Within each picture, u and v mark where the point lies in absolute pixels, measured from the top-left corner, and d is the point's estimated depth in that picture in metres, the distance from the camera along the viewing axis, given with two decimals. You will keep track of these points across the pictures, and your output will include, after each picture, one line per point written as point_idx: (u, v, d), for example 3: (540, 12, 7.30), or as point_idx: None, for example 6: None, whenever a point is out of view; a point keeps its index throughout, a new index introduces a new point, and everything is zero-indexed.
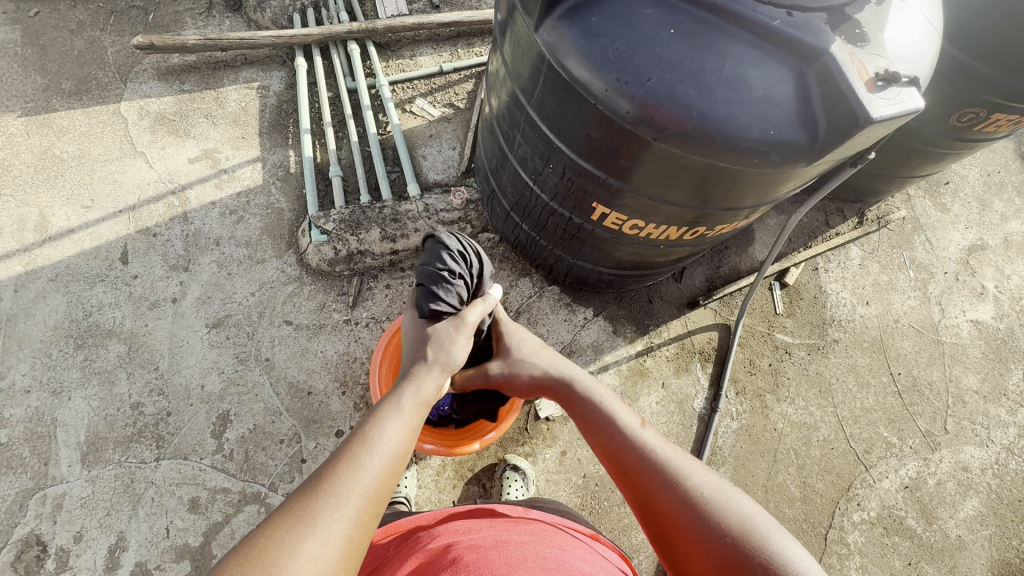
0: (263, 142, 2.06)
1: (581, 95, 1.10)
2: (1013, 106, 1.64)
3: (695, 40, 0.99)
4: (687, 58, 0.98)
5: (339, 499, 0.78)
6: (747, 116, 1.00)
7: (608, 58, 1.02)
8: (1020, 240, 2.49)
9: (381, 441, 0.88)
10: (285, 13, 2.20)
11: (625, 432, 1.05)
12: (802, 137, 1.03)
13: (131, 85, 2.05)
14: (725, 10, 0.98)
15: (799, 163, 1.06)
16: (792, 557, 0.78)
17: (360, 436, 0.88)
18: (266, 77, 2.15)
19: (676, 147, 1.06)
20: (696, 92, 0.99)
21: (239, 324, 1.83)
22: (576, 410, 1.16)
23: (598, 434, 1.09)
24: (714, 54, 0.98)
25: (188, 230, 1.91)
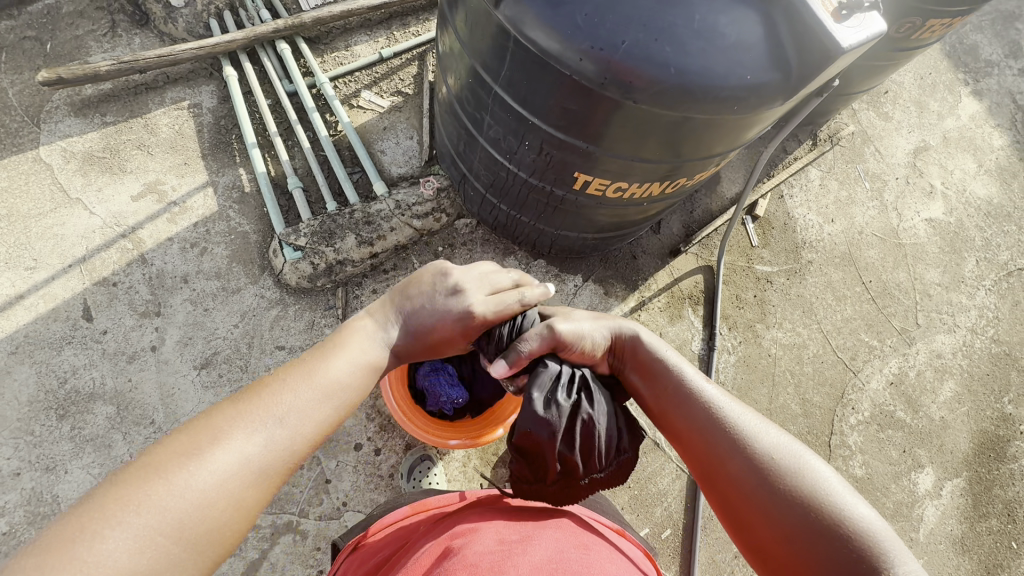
0: (209, 165, 1.93)
1: (553, 68, 1.07)
2: (946, 10, 1.70)
3: None
4: (657, 15, 0.97)
5: (225, 448, 0.72)
6: (723, 64, 1.00)
7: (578, 27, 0.99)
8: (956, 136, 2.65)
9: (286, 404, 0.81)
10: (200, 21, 2.02)
11: (689, 387, 1.00)
12: (776, 78, 1.04)
13: (47, 127, 1.86)
14: None
15: (776, 103, 1.08)
16: (867, 528, 0.75)
17: (254, 392, 0.81)
18: (195, 94, 1.99)
19: (654, 109, 1.06)
20: (671, 48, 0.98)
21: (229, 359, 1.76)
22: (632, 365, 1.10)
23: (660, 388, 1.03)
24: (683, 6, 0.97)
25: (150, 272, 1.79)
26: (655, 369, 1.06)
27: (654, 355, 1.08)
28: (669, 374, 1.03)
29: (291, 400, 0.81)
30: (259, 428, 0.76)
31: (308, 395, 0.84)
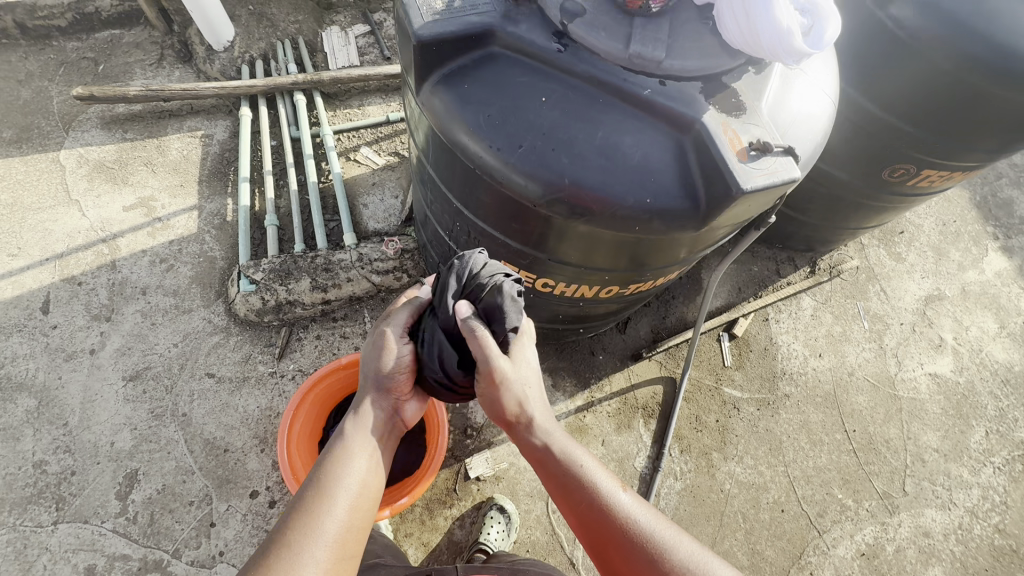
0: (201, 190, 2.05)
1: (461, 158, 1.05)
2: (942, 163, 1.63)
3: (568, 109, 0.96)
4: (560, 126, 0.96)
5: (327, 523, 0.87)
6: (622, 184, 0.96)
7: (484, 125, 0.98)
8: (977, 291, 2.46)
9: (344, 479, 0.93)
10: (234, 65, 2.22)
11: (603, 499, 1.00)
12: (683, 206, 0.99)
13: (73, 134, 2.07)
14: (597, 80, 0.96)
15: (685, 230, 1.02)
16: None
17: (319, 484, 0.92)
18: (211, 126, 2.17)
19: (552, 214, 1.02)
20: (568, 159, 0.96)
21: (158, 376, 1.78)
22: (543, 469, 1.06)
23: (575, 497, 1.02)
24: (587, 122, 0.96)
25: (115, 278, 1.88)
26: (562, 479, 1.03)
27: (564, 460, 1.03)
28: (564, 467, 1.03)
29: (350, 470, 0.95)
30: (330, 503, 0.90)
31: (364, 451, 0.99)
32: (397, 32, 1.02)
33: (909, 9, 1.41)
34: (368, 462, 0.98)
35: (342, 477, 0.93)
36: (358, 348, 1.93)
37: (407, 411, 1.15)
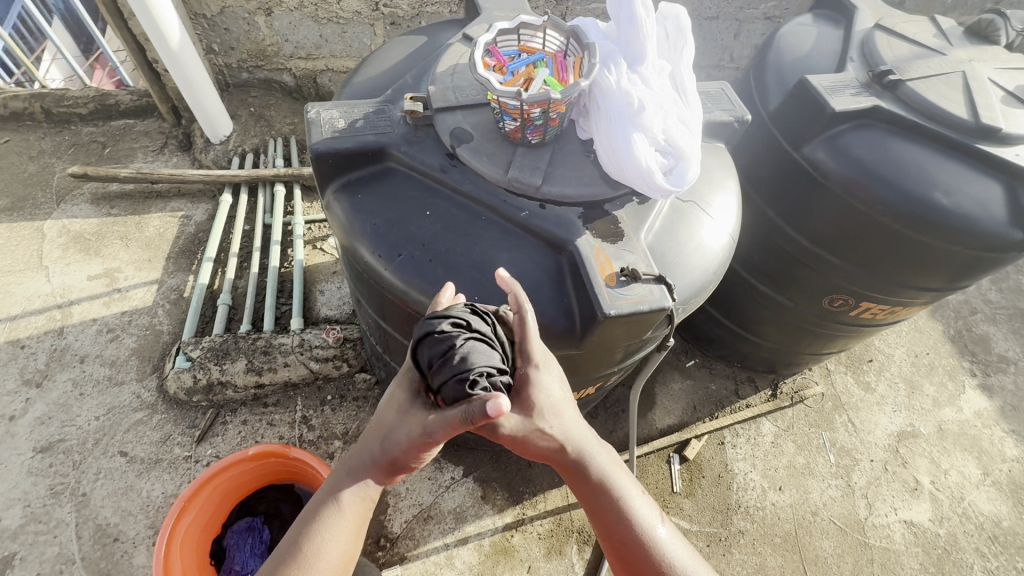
0: (167, 266, 2.14)
1: (353, 261, 1.08)
2: (877, 297, 1.64)
3: (450, 225, 1.01)
4: (439, 240, 1.00)
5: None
6: (494, 298, 0.97)
7: (370, 231, 1.02)
8: (954, 430, 2.31)
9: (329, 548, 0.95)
10: (226, 156, 2.42)
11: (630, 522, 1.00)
12: (559, 325, 0.98)
13: (63, 207, 2.22)
14: (479, 199, 1.01)
15: (563, 349, 1.01)
16: None
17: (311, 543, 0.95)
18: (192, 208, 2.31)
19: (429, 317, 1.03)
20: (443, 271, 0.98)
21: (69, 450, 1.72)
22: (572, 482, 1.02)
23: (600, 516, 1.01)
24: (466, 238, 1.00)
25: (58, 344, 1.90)
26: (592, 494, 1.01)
27: (596, 475, 1.01)
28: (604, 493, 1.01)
29: (335, 535, 0.97)
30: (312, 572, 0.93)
31: (345, 525, 0.98)
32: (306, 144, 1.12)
33: (824, 152, 1.47)
34: (356, 526, 0.99)
35: (326, 545, 0.96)
36: (282, 438, 1.86)
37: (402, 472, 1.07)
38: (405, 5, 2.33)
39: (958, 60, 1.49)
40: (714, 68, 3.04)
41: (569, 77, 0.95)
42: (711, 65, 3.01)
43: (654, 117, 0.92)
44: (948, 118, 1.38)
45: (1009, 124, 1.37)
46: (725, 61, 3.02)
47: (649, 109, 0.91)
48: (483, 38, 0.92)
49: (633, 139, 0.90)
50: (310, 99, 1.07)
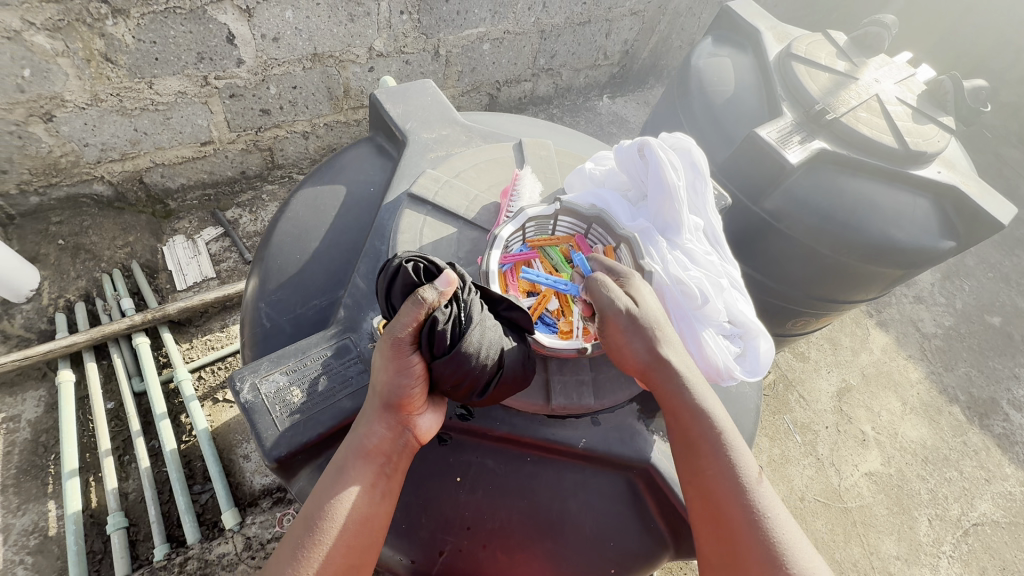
0: (5, 501, 1.54)
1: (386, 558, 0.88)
2: (832, 313, 1.73)
3: (503, 486, 0.93)
4: (501, 506, 0.92)
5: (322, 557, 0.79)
6: (577, 550, 0.92)
7: (348, 498, 0.82)
8: (875, 372, 2.62)
9: (333, 513, 0.81)
10: (43, 315, 1.78)
11: (739, 478, 0.88)
12: (640, 553, 0.96)
13: None
14: (532, 446, 0.94)
15: (645, 567, 0.97)
16: None
17: (320, 505, 0.82)
18: (15, 402, 1.68)
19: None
20: None
21: None
22: (680, 418, 0.90)
23: (705, 461, 0.89)
24: (529, 491, 0.93)
25: None
26: (702, 429, 0.90)
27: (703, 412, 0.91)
28: (703, 420, 0.90)
29: (344, 498, 0.82)
30: (325, 541, 0.80)
31: (354, 488, 0.83)
32: (246, 415, 0.85)
33: (784, 205, 1.43)
34: (372, 493, 0.84)
35: (334, 509, 0.81)
36: None
37: (420, 426, 0.87)
38: (244, 73, 1.85)
39: (866, 82, 1.52)
40: (591, 69, 2.92)
41: None
42: (589, 67, 2.88)
43: (719, 304, 0.94)
44: (884, 150, 1.40)
45: (930, 145, 1.43)
46: (601, 59, 2.90)
47: (711, 298, 0.92)
48: (495, 256, 0.90)
49: (706, 336, 0.94)
50: (236, 370, 0.87)
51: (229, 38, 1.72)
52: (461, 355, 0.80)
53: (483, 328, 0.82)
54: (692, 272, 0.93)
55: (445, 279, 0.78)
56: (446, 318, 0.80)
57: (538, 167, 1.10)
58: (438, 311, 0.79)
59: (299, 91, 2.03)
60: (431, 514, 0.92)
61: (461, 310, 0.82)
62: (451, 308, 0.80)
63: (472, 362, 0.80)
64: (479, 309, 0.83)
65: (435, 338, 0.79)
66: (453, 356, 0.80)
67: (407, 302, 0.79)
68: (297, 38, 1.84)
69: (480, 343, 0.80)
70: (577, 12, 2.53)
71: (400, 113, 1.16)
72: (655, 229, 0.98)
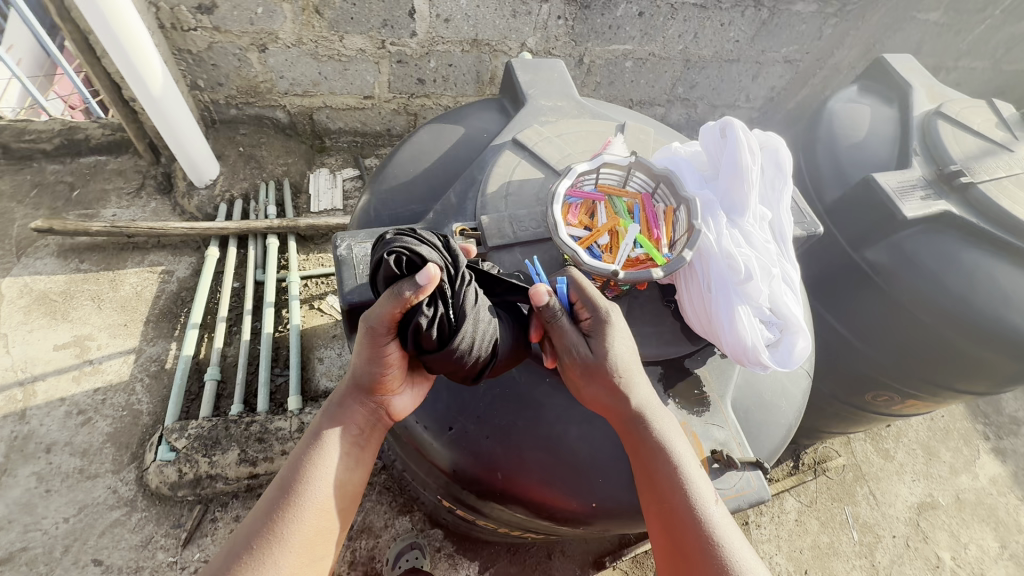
0: (145, 331, 1.94)
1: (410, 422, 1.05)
2: (926, 398, 1.56)
3: (519, 395, 1.05)
4: (512, 410, 1.04)
5: (302, 510, 0.95)
6: (566, 472, 1.01)
7: (326, 461, 0.99)
8: (973, 499, 2.27)
9: (314, 479, 0.97)
10: (212, 202, 2.21)
11: (696, 505, 0.91)
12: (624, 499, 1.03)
13: (25, 260, 2.00)
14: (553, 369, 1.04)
15: (624, 514, 1.04)
16: None
17: (301, 473, 0.98)
18: (174, 261, 2.10)
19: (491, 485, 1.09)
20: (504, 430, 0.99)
21: (34, 560, 1.55)
22: (638, 454, 0.93)
23: (665, 488, 0.91)
24: (540, 407, 1.04)
25: (20, 430, 1.71)
26: (658, 470, 0.91)
27: (662, 447, 0.92)
28: (661, 455, 0.92)
29: (325, 463, 0.99)
30: (303, 502, 0.96)
31: (332, 456, 1.00)
32: (335, 264, 1.02)
33: (886, 257, 1.38)
34: (349, 454, 1.02)
35: (317, 473, 0.98)
36: None
37: (394, 403, 1.04)
38: (414, 44, 2.15)
39: None
40: (729, 107, 2.90)
41: (660, 240, 0.98)
42: (727, 104, 2.87)
43: (763, 286, 0.91)
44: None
45: None
46: (741, 100, 2.88)
47: (756, 278, 0.90)
48: (564, 186, 0.96)
49: (742, 312, 0.90)
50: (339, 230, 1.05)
51: (410, 12, 2.03)
52: (452, 351, 0.87)
53: (474, 324, 0.87)
54: (743, 248, 0.91)
55: (423, 278, 0.82)
56: (430, 317, 0.87)
57: (634, 147, 1.20)
58: (421, 312, 0.86)
59: (453, 69, 2.30)
60: (453, 400, 1.06)
61: (447, 311, 0.87)
62: (433, 309, 0.87)
63: (453, 361, 0.88)
64: (472, 306, 0.87)
65: (419, 332, 0.87)
66: (445, 352, 0.87)
67: (387, 294, 0.86)
68: (464, 22, 2.11)
69: (471, 333, 0.87)
70: (728, 48, 2.56)
71: (528, 81, 1.31)
72: (719, 204, 0.97)
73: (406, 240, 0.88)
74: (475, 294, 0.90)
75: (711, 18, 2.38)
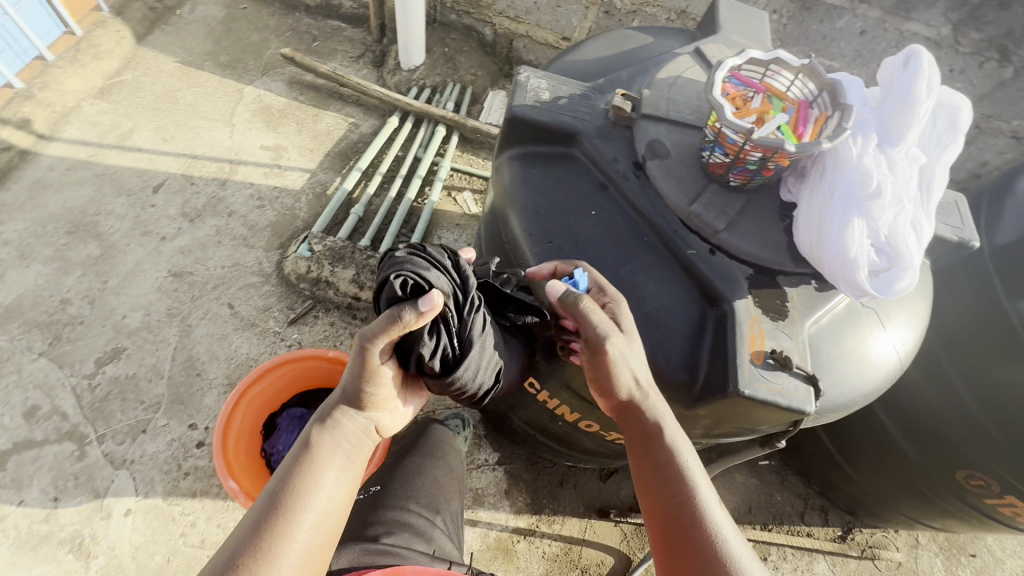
0: (323, 161, 2.33)
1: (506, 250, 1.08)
2: None
3: (604, 234, 0.99)
4: (590, 243, 0.99)
5: (297, 525, 0.85)
6: None
7: (329, 470, 0.92)
8: None
9: (315, 491, 0.89)
10: (408, 84, 2.56)
11: (694, 500, 0.88)
12: (668, 376, 0.92)
13: (264, 78, 2.50)
14: (645, 220, 0.97)
15: (662, 394, 0.94)
16: None
17: (299, 482, 0.89)
18: (363, 119, 2.48)
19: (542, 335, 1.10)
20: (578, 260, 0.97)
21: (194, 283, 1.97)
22: (635, 440, 0.93)
23: (659, 476, 0.90)
24: (620, 253, 0.97)
25: (216, 193, 2.16)
26: (652, 454, 0.91)
27: (660, 433, 0.90)
28: (658, 443, 0.90)
29: (328, 474, 0.91)
30: (301, 514, 0.87)
31: (332, 466, 0.92)
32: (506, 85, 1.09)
33: None
34: (341, 470, 0.94)
35: (321, 484, 0.90)
36: None
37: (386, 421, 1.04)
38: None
39: None
40: None
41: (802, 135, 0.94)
42: None
43: (890, 210, 0.86)
44: None
45: None
46: None
47: (885, 198, 0.84)
48: (732, 62, 0.94)
49: (856, 224, 0.85)
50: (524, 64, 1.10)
51: None
52: (450, 381, 0.93)
53: (480, 354, 0.95)
54: (882, 168, 0.87)
55: (426, 304, 0.81)
56: (433, 346, 0.90)
57: None
58: (424, 341, 0.89)
59: None
60: None
61: (455, 339, 0.92)
62: (434, 342, 0.90)
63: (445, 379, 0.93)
64: (477, 332, 0.95)
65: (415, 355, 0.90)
66: (447, 381, 0.93)
67: (385, 317, 0.85)
68: None
69: (475, 365, 0.94)
70: None
71: (731, 16, 1.32)
72: (874, 131, 0.94)
73: (414, 264, 0.90)
74: (482, 322, 0.97)
75: (939, 63, 2.20)
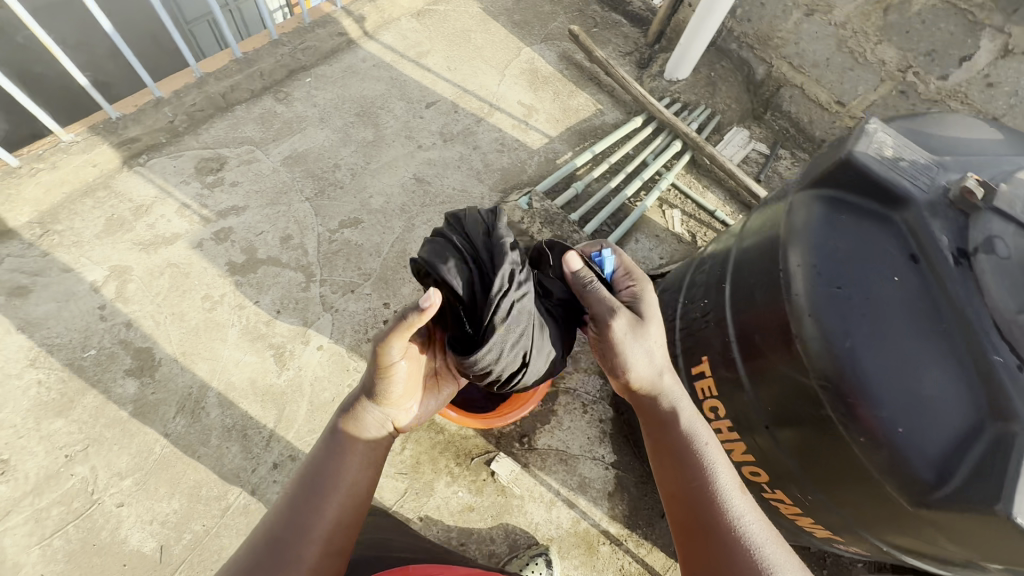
0: (563, 133, 2.51)
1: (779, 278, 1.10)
2: None
3: (903, 306, 0.99)
4: (885, 308, 0.98)
5: (321, 504, 1.06)
6: (889, 393, 0.94)
7: (345, 442, 1.16)
8: None
9: (325, 472, 1.11)
10: (663, 93, 2.64)
11: (705, 474, 1.11)
12: (915, 465, 0.92)
13: (542, 46, 2.73)
14: (955, 311, 0.95)
15: (898, 477, 0.94)
16: None
17: (312, 470, 1.11)
18: (610, 109, 2.62)
19: (778, 367, 1.11)
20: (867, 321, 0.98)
21: (429, 191, 2.23)
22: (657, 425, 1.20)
23: (673, 455, 1.15)
24: (913, 331, 0.97)
25: (471, 127, 2.43)
26: (668, 434, 1.17)
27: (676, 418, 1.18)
28: (671, 426, 1.18)
29: (342, 459, 1.14)
30: (319, 490, 1.08)
31: (347, 448, 1.15)
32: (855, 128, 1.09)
33: None
34: (364, 457, 1.16)
35: (334, 465, 1.12)
36: None
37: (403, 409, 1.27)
38: (936, 85, 2.14)
39: None
40: None
41: None
42: None
43: None
44: None
45: None
46: None
47: None
48: None
49: None
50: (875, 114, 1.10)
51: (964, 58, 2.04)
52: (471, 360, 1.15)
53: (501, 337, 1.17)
54: None
55: (425, 301, 1.00)
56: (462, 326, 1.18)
57: None
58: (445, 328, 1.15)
59: None
60: None
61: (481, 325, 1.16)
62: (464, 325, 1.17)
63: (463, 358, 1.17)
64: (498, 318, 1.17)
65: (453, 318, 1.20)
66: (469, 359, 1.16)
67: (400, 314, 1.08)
68: (1005, 96, 2.01)
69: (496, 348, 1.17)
70: None
71: None
72: None
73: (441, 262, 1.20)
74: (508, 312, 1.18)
75: None
